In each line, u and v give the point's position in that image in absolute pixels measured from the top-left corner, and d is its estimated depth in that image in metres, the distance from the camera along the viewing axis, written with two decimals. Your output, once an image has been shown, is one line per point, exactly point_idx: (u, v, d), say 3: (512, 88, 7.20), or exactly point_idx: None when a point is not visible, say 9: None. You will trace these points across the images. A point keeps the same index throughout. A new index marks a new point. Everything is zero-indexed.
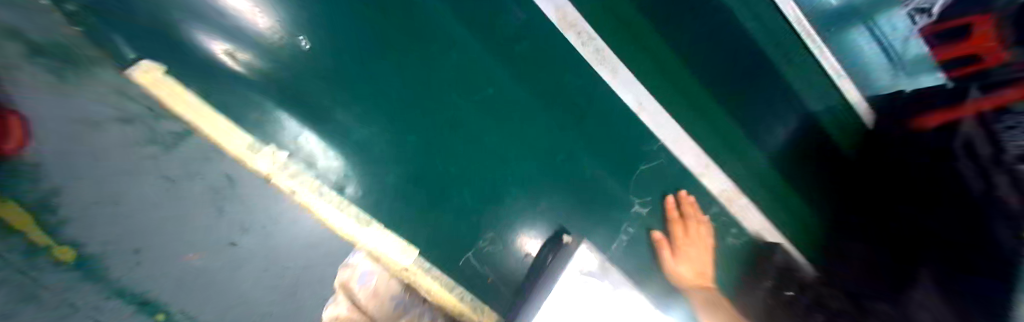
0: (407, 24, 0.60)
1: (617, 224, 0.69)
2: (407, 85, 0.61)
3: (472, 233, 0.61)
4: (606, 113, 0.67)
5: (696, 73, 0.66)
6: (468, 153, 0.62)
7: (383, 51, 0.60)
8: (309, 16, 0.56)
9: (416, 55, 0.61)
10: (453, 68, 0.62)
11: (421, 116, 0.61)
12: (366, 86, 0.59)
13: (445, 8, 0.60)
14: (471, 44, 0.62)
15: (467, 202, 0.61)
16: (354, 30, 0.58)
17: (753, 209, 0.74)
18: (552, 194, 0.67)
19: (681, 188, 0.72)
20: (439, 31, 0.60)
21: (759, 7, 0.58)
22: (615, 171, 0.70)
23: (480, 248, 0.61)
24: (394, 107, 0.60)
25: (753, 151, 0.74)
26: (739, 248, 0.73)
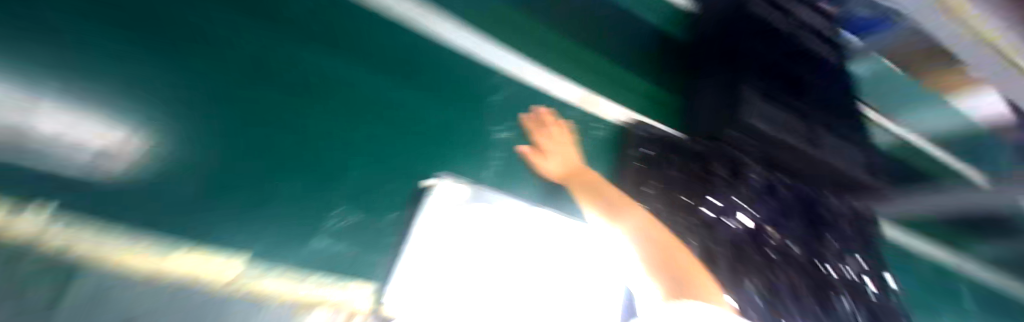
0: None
1: (486, 157, 0.65)
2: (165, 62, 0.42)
3: (323, 225, 0.44)
4: (437, 61, 0.67)
5: (511, 6, 0.79)
6: (298, 130, 0.48)
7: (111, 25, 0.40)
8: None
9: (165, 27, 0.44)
10: (242, 41, 0.49)
11: (206, 98, 0.42)
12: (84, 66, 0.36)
13: None
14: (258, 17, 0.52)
15: (311, 188, 0.45)
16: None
17: (605, 101, 0.82)
18: (416, 151, 0.58)
19: (534, 105, 0.74)
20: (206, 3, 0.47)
21: None
22: (472, 109, 0.68)
23: (335, 235, 0.45)
24: (154, 88, 0.39)
25: (588, 54, 0.86)
26: (602, 136, 0.78)
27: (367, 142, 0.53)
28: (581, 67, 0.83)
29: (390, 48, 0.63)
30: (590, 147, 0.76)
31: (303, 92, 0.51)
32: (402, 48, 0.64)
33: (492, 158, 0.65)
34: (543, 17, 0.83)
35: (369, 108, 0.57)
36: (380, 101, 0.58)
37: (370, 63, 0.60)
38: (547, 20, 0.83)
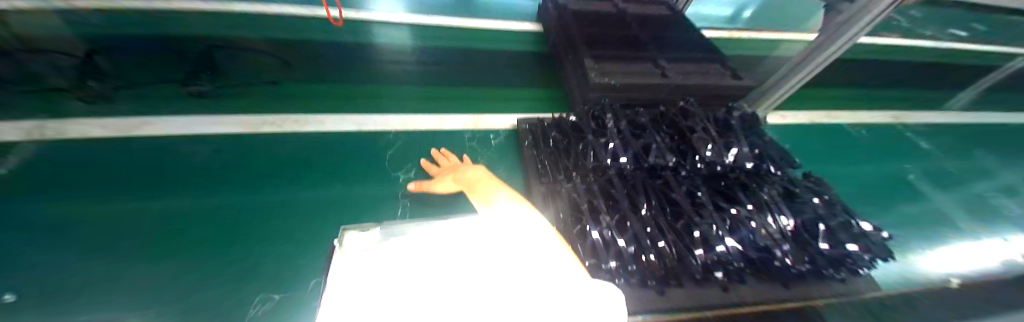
0: (119, 211, 0.67)
1: (394, 198, 0.77)
2: (134, 245, 0.63)
3: (242, 306, 0.56)
4: (333, 149, 0.85)
5: (396, 86, 1.03)
6: (217, 252, 0.64)
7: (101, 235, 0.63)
8: (40, 259, 0.59)
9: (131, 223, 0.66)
10: (173, 210, 0.69)
11: (158, 255, 0.62)
12: (91, 269, 0.59)
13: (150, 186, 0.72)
14: (184, 188, 0.72)
15: (229, 286, 0.59)
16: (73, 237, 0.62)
17: (493, 118, 0.98)
18: (321, 224, 0.71)
19: (429, 146, 0.88)
20: (173, 186, 0.73)
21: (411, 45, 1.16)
22: (370, 169, 0.82)
23: (257, 314, 0.56)
24: (128, 262, 0.61)
25: (470, 91, 1.06)
26: (499, 144, 0.91)
27: (286, 230, 0.69)
28: (470, 101, 1.04)
29: (299, 156, 0.82)
30: (494, 152, 0.89)
31: (236, 215, 0.70)
32: (307, 151, 0.83)
33: (401, 194, 0.78)
34: (426, 82, 1.07)
35: (286, 204, 0.73)
36: (295, 196, 0.75)
37: (283, 173, 0.79)
38: (433, 81, 1.07)
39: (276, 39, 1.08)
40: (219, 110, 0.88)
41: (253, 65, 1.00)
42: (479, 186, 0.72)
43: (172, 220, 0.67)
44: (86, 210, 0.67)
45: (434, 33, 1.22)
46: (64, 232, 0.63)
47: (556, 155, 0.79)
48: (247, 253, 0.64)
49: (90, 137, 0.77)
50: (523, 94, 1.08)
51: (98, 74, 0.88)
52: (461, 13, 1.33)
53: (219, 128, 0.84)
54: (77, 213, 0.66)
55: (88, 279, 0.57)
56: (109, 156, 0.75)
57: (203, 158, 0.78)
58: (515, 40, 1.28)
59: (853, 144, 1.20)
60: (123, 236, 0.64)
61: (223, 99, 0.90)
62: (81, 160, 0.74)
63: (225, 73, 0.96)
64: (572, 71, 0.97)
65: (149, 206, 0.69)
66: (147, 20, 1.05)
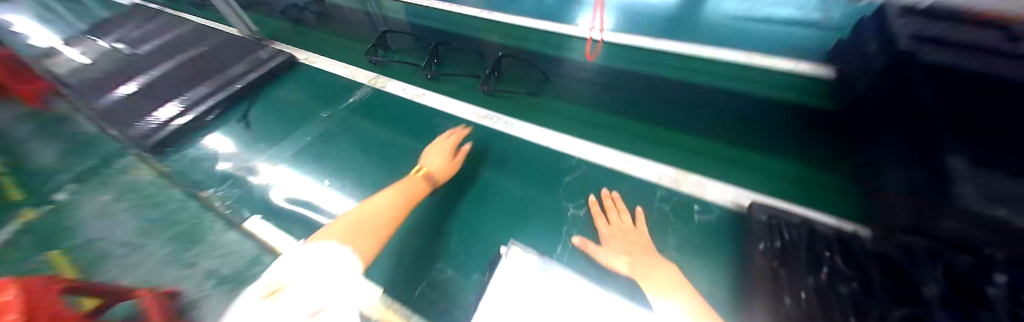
0: (367, 141, 0.88)
1: (559, 234, 0.67)
2: (363, 174, 0.80)
3: (425, 270, 0.65)
4: (523, 151, 0.84)
5: (597, 108, 0.92)
6: (418, 213, 0.73)
7: (352, 154, 0.85)
8: (323, 159, 0.84)
9: (369, 153, 0.85)
10: (393, 158, 0.83)
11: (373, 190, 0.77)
12: (339, 177, 0.80)
13: (391, 129, 0.90)
14: (407, 141, 0.87)
15: (419, 249, 0.68)
16: (341, 151, 0.86)
17: (711, 184, 0.71)
18: (493, 220, 0.71)
19: (604, 187, 0.73)
20: (400, 136, 0.89)
21: (630, 66, 1.02)
22: (547, 186, 0.76)
23: (434, 278, 0.64)
24: (359, 181, 0.79)
25: (683, 136, 0.82)
26: (711, 223, 0.64)
27: (471, 218, 0.72)
28: (694, 157, 0.78)
29: (497, 153, 0.84)
30: (695, 236, 0.64)
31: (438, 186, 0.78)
32: (506, 149, 0.85)
33: (563, 232, 0.67)
34: (632, 111, 0.90)
35: (474, 195, 0.76)
36: (485, 188, 0.77)
37: (482, 164, 0.82)
38: (652, 120, 0.87)
39: (510, 44, 1.13)
40: (462, 95, 1.00)
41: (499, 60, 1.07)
42: (659, 273, 0.54)
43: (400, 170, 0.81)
44: (361, 139, 0.88)
45: (660, 62, 1.01)
46: (347, 151, 0.86)
47: (826, 291, 0.47)
48: (435, 227, 0.71)
49: (392, 92, 1.01)
50: (766, 159, 0.75)
51: (410, 53, 1.17)
52: (693, 40, 1.05)
53: (457, 112, 0.94)
54: (344, 136, 0.89)
55: (333, 188, 0.78)
56: (388, 105, 0.97)
57: (440, 129, 0.90)
58: (788, 86, 0.88)
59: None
60: (371, 167, 0.82)
61: (464, 88, 1.01)
62: (379, 104, 0.97)
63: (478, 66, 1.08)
64: (902, 163, 0.57)
65: (395, 153, 0.85)
66: (432, 15, 1.31)
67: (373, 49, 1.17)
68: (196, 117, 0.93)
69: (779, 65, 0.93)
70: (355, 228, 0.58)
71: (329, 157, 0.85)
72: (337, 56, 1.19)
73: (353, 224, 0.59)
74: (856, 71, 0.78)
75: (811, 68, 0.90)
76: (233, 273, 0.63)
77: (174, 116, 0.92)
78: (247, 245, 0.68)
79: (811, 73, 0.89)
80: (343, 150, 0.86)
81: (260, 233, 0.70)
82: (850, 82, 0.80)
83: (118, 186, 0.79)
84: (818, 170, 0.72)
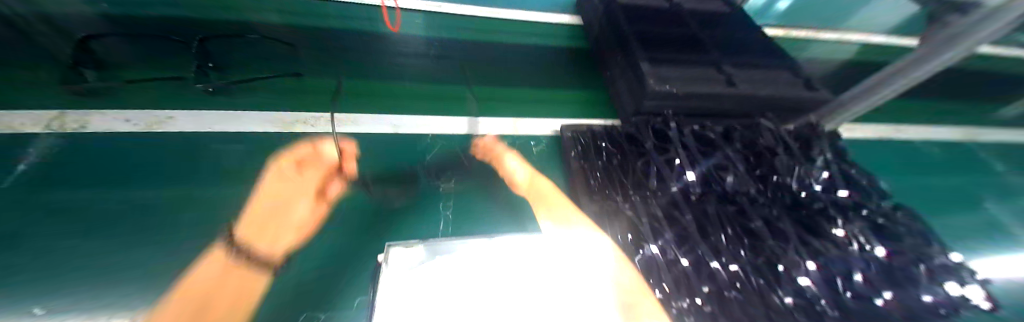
0: (125, 203, 0.62)
1: (436, 210, 0.70)
2: (123, 244, 0.56)
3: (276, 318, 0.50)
4: (370, 145, 0.79)
5: (430, 83, 0.98)
6: None
7: (90, 229, 0.57)
8: (28, 250, 0.53)
9: (130, 217, 0.60)
10: (175, 211, 0.62)
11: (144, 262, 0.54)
12: (67, 265, 0.52)
13: (164, 179, 0.67)
14: (203, 184, 0.67)
15: None
16: (65, 229, 0.56)
17: (533, 120, 0.92)
18: (359, 223, 0.65)
19: (460, 151, 0.82)
20: (191, 178, 0.67)
21: (443, 35, 1.10)
22: (406, 171, 0.76)
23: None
24: (120, 255, 0.54)
25: (503, 90, 1.00)
26: (544, 150, 0.85)
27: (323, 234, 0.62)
28: (513, 105, 0.96)
29: None
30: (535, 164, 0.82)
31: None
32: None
33: (440, 207, 0.71)
34: (462, 78, 1.01)
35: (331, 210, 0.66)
36: (342, 195, 0.68)
37: None
38: (474, 83, 1.00)
39: (315, 30, 1.03)
40: (267, 101, 0.84)
41: (290, 50, 0.97)
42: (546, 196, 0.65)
43: (190, 225, 0.60)
44: (87, 211, 0.59)
45: (454, 25, 1.13)
46: (62, 235, 0.55)
47: (610, 170, 0.71)
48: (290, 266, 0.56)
49: (113, 131, 0.73)
50: (559, 94, 1.02)
51: (157, 67, 0.86)
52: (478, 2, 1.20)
53: (257, 129, 0.78)
54: (70, 207, 0.59)
55: (45, 285, 0.49)
56: (134, 153, 0.70)
57: (235, 154, 0.73)
58: (545, 35, 1.17)
59: (939, 168, 1.00)
60: (131, 241, 0.56)
61: (263, 91, 0.86)
62: (109, 156, 0.69)
63: (279, 56, 0.95)
64: (620, 74, 0.90)
65: (169, 210, 0.62)
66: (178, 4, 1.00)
67: (75, 70, 0.79)
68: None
69: (546, 19, 1.20)
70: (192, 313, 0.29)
71: (41, 245, 0.54)
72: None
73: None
74: (588, 21, 1.10)
75: (567, 19, 1.21)
76: None
77: None
78: None
79: (570, 23, 1.21)
80: (74, 228, 0.57)
81: None
82: (588, 25, 1.12)
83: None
84: (586, 93, 1.03)
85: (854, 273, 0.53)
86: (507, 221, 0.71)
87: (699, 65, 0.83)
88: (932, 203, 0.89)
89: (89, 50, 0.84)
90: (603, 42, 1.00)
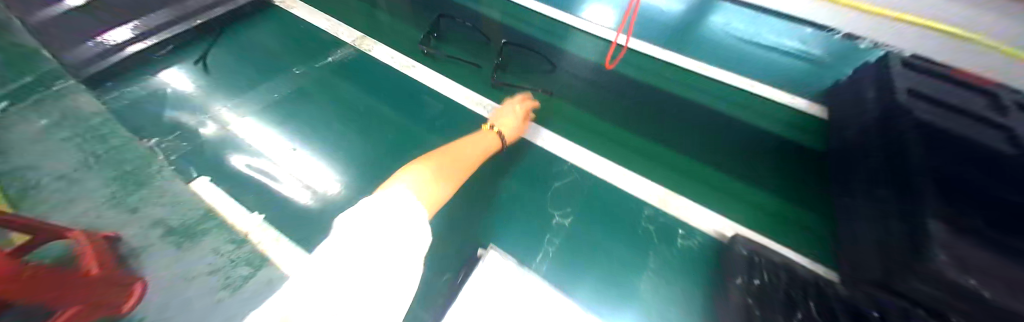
0: (357, 114, 0.86)
1: (540, 244, 0.66)
2: (349, 145, 0.79)
3: None
4: (518, 148, 0.81)
5: (598, 116, 0.88)
6: None
7: (337, 126, 0.83)
8: (311, 126, 0.83)
9: (356, 126, 0.83)
10: (377, 135, 0.81)
11: (352, 163, 0.76)
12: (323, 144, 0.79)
13: (380, 107, 0.88)
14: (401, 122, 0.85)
15: None
16: (327, 119, 0.84)
17: (696, 210, 0.72)
18: (475, 223, 0.69)
19: (597, 197, 0.73)
20: (397, 113, 0.87)
21: (637, 65, 0.98)
22: (533, 189, 0.74)
23: None
24: (345, 150, 0.78)
25: (675, 157, 0.81)
26: (692, 248, 0.67)
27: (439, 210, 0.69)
28: (687, 180, 0.77)
29: None
30: (675, 259, 0.65)
31: None
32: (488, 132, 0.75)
33: (545, 242, 0.66)
34: (628, 122, 0.87)
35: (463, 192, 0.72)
36: (482, 185, 0.74)
37: None
38: (656, 138, 0.84)
39: (525, 29, 1.09)
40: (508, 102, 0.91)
41: (533, 57, 1.02)
42: None
43: (383, 149, 0.79)
44: (341, 111, 0.86)
45: (653, 68, 0.97)
46: (327, 123, 0.84)
47: None
48: None
49: (378, 59, 1.00)
50: (748, 190, 0.75)
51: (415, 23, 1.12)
52: (676, 55, 1.00)
53: (453, 95, 0.92)
54: (335, 106, 0.87)
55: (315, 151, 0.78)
56: (379, 78, 0.95)
57: (430, 109, 0.88)
58: (761, 111, 0.88)
59: None
60: (351, 144, 0.80)
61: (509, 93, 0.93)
62: (368, 75, 0.96)
63: (536, 68, 0.99)
64: (869, 218, 0.58)
65: (374, 131, 0.82)
66: None
67: (428, 37, 1.06)
68: (152, 46, 0.92)
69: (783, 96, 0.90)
70: (451, 161, 0.65)
71: (314, 126, 0.83)
72: (338, 17, 1.14)
73: (440, 172, 0.61)
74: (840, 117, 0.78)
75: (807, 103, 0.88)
76: (181, 224, 0.64)
77: (126, 40, 0.90)
78: (195, 203, 0.67)
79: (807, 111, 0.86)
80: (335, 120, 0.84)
81: (214, 185, 0.70)
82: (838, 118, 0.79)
83: (55, 110, 0.74)
84: (800, 207, 0.72)
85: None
86: (609, 301, 0.59)
87: None
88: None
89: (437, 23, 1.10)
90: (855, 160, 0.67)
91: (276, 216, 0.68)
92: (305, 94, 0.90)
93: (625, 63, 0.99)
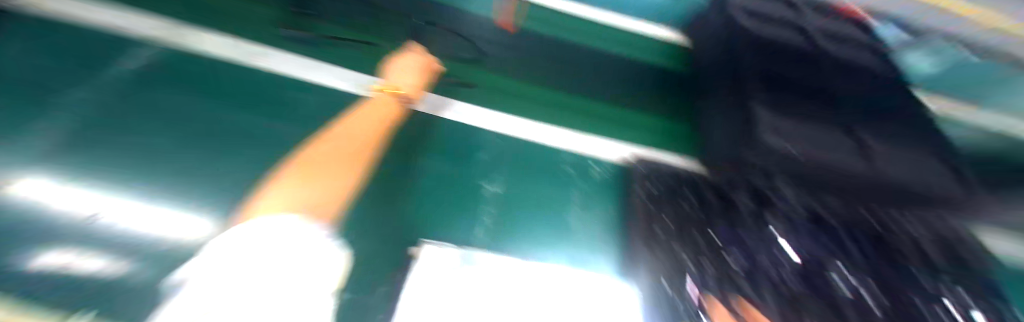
0: (199, 120, 0.61)
1: (477, 215, 0.64)
2: (189, 159, 0.54)
3: None
4: (433, 127, 0.75)
5: (508, 78, 0.91)
6: None
7: (166, 138, 0.57)
8: (110, 144, 0.53)
9: (199, 135, 0.59)
10: (240, 141, 0.59)
11: (194, 182, 0.51)
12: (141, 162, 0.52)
13: (236, 107, 0.65)
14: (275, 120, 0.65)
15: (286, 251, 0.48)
16: (144, 133, 0.57)
17: (605, 143, 0.83)
18: (403, 213, 0.59)
19: (521, 156, 0.76)
20: (263, 111, 0.66)
21: (530, 20, 1.01)
22: (457, 164, 0.71)
23: None
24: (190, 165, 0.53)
25: (579, 101, 0.90)
26: (608, 178, 0.76)
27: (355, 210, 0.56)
28: (589, 119, 0.87)
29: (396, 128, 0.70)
30: (595, 192, 0.74)
31: None
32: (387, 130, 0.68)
33: (481, 213, 0.64)
34: (534, 79, 0.93)
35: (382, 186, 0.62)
36: (399, 175, 0.65)
37: None
38: (557, 88, 0.93)
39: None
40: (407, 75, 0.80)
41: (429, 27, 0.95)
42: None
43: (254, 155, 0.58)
44: (168, 119, 0.60)
45: (546, 21, 1.02)
46: (144, 137, 0.56)
47: (680, 220, 0.63)
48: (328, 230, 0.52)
49: (206, 52, 0.73)
50: (638, 116, 0.90)
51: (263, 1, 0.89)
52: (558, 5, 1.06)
53: (329, 81, 0.75)
54: (157, 115, 0.60)
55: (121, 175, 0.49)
56: (214, 75, 0.70)
57: (309, 100, 0.71)
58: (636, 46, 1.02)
59: None
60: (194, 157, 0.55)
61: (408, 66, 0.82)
62: (197, 74, 0.69)
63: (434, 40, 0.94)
64: (722, 114, 0.75)
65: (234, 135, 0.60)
66: None
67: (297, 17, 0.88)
68: None
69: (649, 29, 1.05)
70: (347, 136, 0.61)
71: (117, 144, 0.54)
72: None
73: (325, 154, 0.55)
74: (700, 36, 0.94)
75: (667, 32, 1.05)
76: None
77: None
78: None
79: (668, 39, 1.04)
80: (160, 131, 0.58)
81: None
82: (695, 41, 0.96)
83: None
84: (675, 121, 0.89)
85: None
86: (551, 245, 0.63)
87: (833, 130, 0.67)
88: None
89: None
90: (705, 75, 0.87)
91: (70, 286, 0.36)
92: (91, 109, 0.58)
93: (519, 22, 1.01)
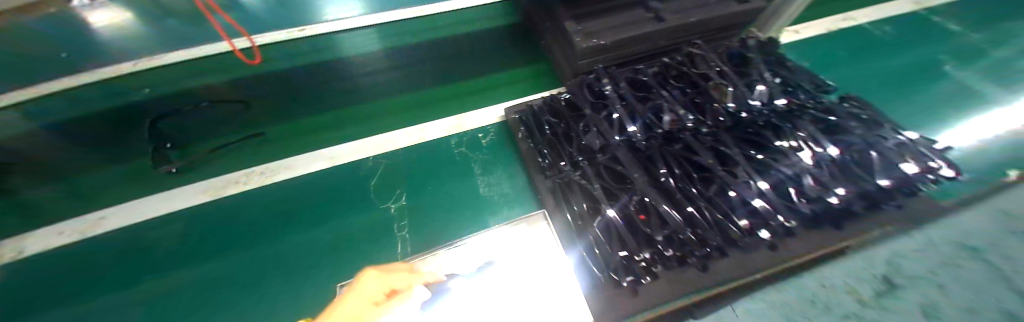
0: (103, 308, 0.61)
1: (394, 231, 0.68)
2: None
3: None
4: (319, 181, 0.76)
5: (377, 98, 0.92)
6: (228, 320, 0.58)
7: None
8: None
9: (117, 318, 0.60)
10: (156, 302, 0.61)
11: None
12: None
13: (131, 275, 0.65)
14: (177, 266, 0.65)
15: None
16: None
17: (484, 111, 0.89)
18: (328, 267, 0.63)
19: (415, 160, 0.80)
20: (161, 263, 0.66)
21: (377, 41, 1.05)
22: (357, 200, 0.73)
23: None
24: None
25: (451, 86, 0.96)
26: (496, 138, 0.83)
27: (281, 291, 0.61)
28: (465, 97, 0.93)
29: (282, 206, 0.72)
30: (490, 155, 0.80)
31: (246, 280, 0.63)
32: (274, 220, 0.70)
33: (397, 228, 0.68)
34: (402, 85, 0.95)
35: (298, 258, 0.65)
36: (309, 242, 0.67)
37: (276, 224, 0.70)
38: (422, 85, 0.95)
39: (243, 73, 0.95)
40: (280, 151, 0.81)
41: (277, 96, 0.91)
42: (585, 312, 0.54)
43: (175, 306, 0.60)
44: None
45: (392, 35, 1.06)
46: None
47: (554, 140, 0.70)
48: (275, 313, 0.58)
49: (58, 244, 0.69)
50: (506, 73, 0.98)
51: (89, 157, 0.81)
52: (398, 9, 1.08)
53: (205, 197, 0.74)
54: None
55: None
56: (85, 261, 0.67)
57: (196, 226, 0.70)
58: (479, 17, 1.11)
59: (902, 45, 1.01)
60: None
61: (275, 143, 0.82)
62: (67, 268, 0.66)
63: (290, 98, 0.91)
64: (553, 40, 0.85)
65: (151, 299, 0.62)
66: (112, 88, 0.90)
67: (159, 152, 0.79)
68: None
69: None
70: None
71: None
72: None
73: None
74: None
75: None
76: None
77: None
78: None
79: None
80: None
81: None
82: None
83: None
84: (534, 64, 1.00)
85: (807, 177, 0.53)
86: (471, 220, 0.69)
87: (628, 10, 0.79)
88: (873, 82, 0.91)
89: (156, 132, 0.82)
90: (531, 15, 0.96)
91: None
92: None
93: (367, 46, 1.03)
